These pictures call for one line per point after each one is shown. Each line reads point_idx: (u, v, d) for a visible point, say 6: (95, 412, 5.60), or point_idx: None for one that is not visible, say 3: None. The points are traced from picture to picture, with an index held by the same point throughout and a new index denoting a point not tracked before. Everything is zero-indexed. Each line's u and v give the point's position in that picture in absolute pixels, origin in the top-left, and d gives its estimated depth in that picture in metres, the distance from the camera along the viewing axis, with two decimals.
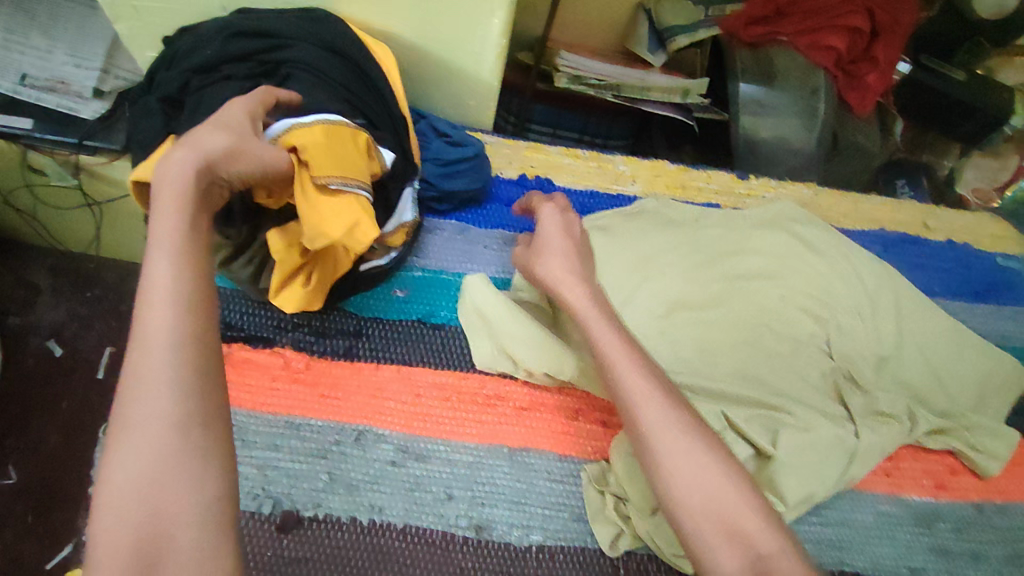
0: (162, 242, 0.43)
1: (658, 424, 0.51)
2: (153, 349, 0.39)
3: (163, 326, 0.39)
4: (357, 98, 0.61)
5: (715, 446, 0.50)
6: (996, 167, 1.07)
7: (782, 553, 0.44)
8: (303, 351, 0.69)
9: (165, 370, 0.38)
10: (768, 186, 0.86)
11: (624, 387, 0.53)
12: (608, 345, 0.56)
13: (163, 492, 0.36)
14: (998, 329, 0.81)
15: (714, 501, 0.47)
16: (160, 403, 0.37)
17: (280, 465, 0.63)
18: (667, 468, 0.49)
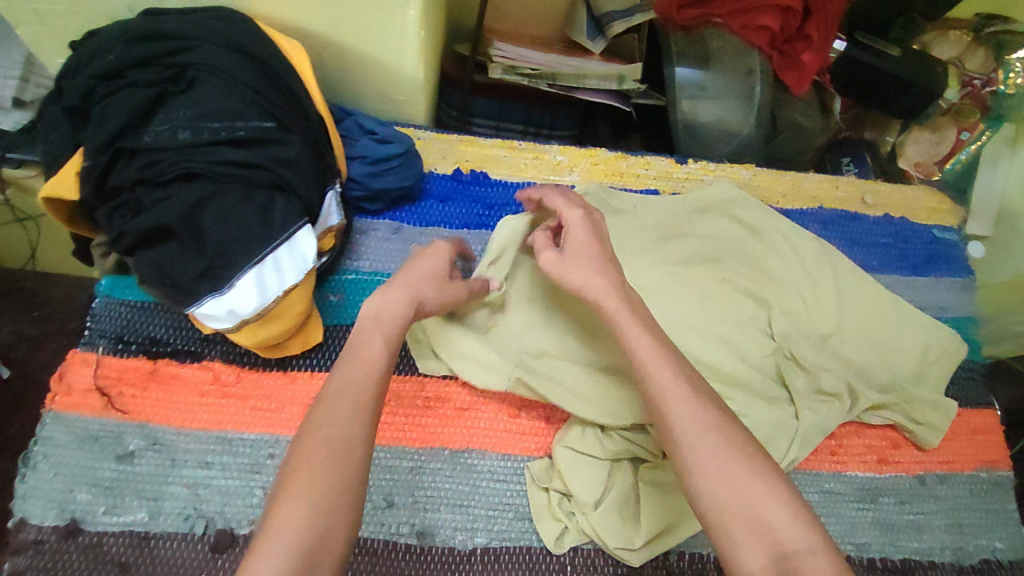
0: (381, 325, 0.54)
1: (687, 420, 0.49)
2: (350, 403, 0.48)
3: (357, 389, 0.49)
4: (267, 102, 0.60)
5: (742, 442, 0.48)
6: (937, 141, 1.07)
7: (811, 551, 0.43)
8: (233, 364, 0.66)
9: (356, 424, 0.48)
10: (706, 169, 0.85)
11: (651, 381, 0.52)
12: (639, 344, 0.55)
13: (332, 522, 0.43)
14: (935, 302, 0.82)
15: (743, 497, 0.45)
16: (350, 450, 0.46)
17: (213, 484, 0.61)
18: (689, 464, 0.48)
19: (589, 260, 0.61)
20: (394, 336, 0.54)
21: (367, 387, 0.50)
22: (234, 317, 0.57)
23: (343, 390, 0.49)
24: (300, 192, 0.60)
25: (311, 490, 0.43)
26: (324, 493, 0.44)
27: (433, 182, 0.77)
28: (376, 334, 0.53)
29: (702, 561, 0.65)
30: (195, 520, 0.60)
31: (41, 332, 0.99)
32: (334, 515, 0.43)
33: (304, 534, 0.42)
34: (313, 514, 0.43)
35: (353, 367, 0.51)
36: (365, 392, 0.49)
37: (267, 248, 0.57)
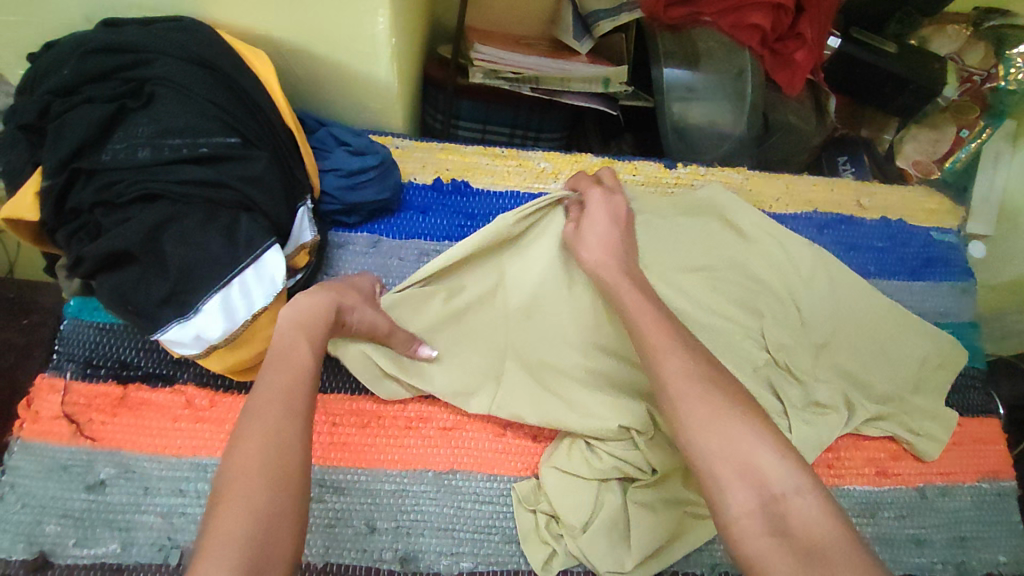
0: (306, 334, 0.54)
1: (675, 370, 0.50)
2: (280, 410, 0.48)
3: (284, 394, 0.49)
4: (231, 117, 0.58)
5: (728, 391, 0.49)
6: (935, 139, 1.04)
7: (799, 492, 0.43)
8: (206, 388, 0.64)
9: (293, 428, 0.48)
10: (697, 173, 0.82)
11: (646, 334, 0.54)
12: (637, 307, 0.57)
13: (278, 522, 0.43)
14: (934, 307, 0.79)
15: (729, 445, 0.45)
16: (286, 455, 0.46)
17: (188, 512, 0.59)
18: (682, 413, 0.48)
19: (601, 238, 0.65)
20: (314, 342, 0.54)
21: (299, 394, 0.50)
22: (201, 342, 0.55)
23: (275, 397, 0.49)
24: (266, 210, 0.58)
25: (251, 496, 0.43)
26: (269, 497, 0.44)
27: (412, 193, 0.75)
28: (303, 341, 0.54)
29: None
30: (169, 550, 0.58)
31: (26, 345, 0.95)
32: (279, 516, 0.43)
33: (251, 536, 0.41)
34: (259, 516, 0.42)
35: (277, 377, 0.51)
36: (299, 398, 0.50)
37: (232, 272, 0.54)
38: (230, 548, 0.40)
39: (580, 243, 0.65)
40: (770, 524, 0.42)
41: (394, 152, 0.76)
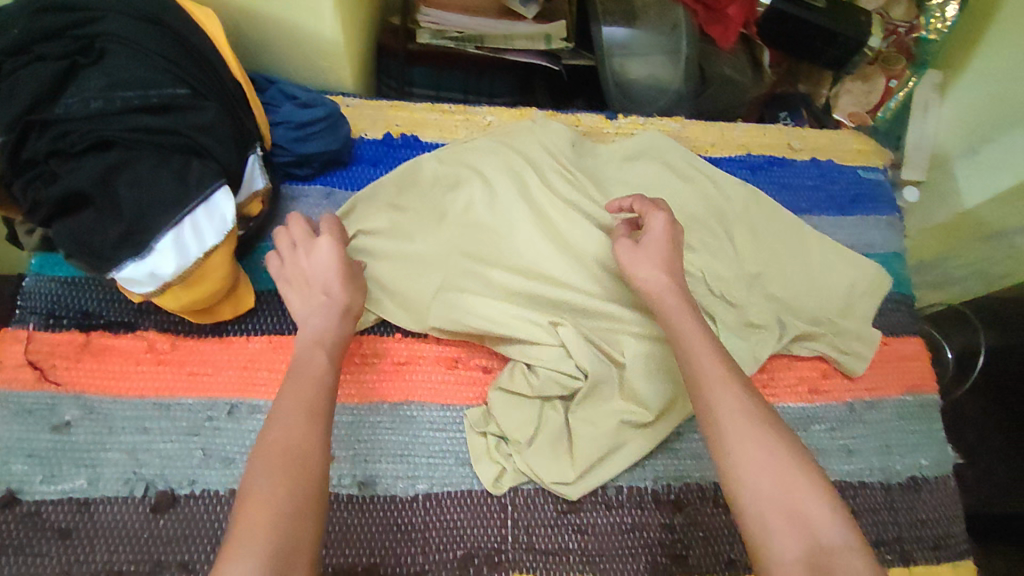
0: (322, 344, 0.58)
1: (731, 410, 0.51)
2: (305, 417, 0.51)
3: (309, 400, 0.52)
4: (183, 71, 0.60)
5: (781, 433, 0.50)
6: (867, 91, 1.10)
7: (848, 549, 0.45)
8: (167, 333, 0.67)
9: (314, 435, 0.50)
10: (636, 123, 0.86)
11: (699, 369, 0.54)
12: (693, 337, 0.56)
13: (297, 526, 0.45)
14: (864, 239, 0.84)
15: (781, 492, 0.47)
16: (312, 464, 0.48)
17: (152, 448, 0.62)
18: (735, 456, 0.49)
19: (649, 253, 0.62)
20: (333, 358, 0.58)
21: (318, 400, 0.52)
22: (156, 279, 0.57)
23: (297, 403, 0.52)
24: (219, 157, 0.61)
25: (276, 498, 0.45)
26: (292, 501, 0.45)
27: (363, 147, 0.77)
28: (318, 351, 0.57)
29: (639, 493, 0.68)
30: (135, 482, 0.61)
31: None
32: (299, 524, 0.45)
33: (271, 540, 0.43)
34: (281, 520, 0.44)
35: (300, 385, 0.53)
36: (318, 406, 0.52)
37: (183, 210, 0.57)
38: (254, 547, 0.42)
39: (627, 254, 0.63)
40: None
41: (345, 109, 0.79)
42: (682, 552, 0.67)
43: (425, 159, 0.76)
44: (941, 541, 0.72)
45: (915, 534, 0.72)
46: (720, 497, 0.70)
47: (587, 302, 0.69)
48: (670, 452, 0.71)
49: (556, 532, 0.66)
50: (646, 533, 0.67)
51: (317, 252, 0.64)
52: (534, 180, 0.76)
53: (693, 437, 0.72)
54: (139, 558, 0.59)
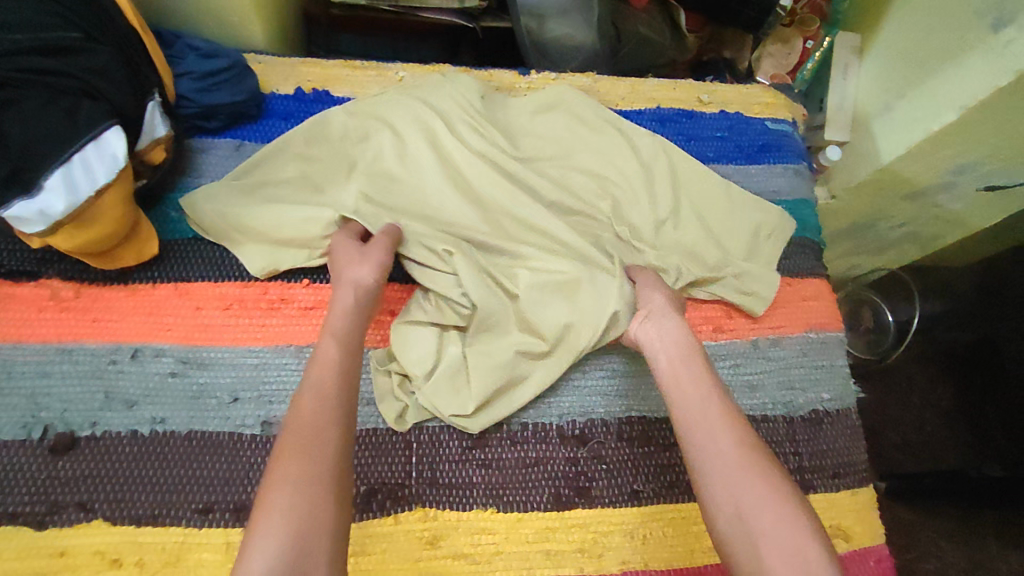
0: (330, 332, 0.60)
1: (727, 458, 0.55)
2: (315, 399, 0.54)
3: (320, 383, 0.56)
4: (72, 14, 0.59)
5: (780, 479, 0.54)
6: (787, 53, 1.15)
7: None
8: (71, 280, 0.67)
9: (325, 416, 0.53)
10: (548, 78, 0.88)
11: (695, 424, 0.58)
12: (692, 393, 0.60)
13: (320, 504, 0.48)
14: (770, 186, 0.87)
15: (784, 534, 0.50)
16: (327, 441, 0.52)
17: (52, 392, 0.63)
18: (733, 499, 0.53)
19: (658, 309, 0.68)
20: (344, 343, 0.60)
21: (329, 383, 0.56)
22: (47, 217, 0.57)
23: (309, 390, 0.55)
24: (111, 98, 0.60)
25: (298, 477, 0.49)
26: (309, 478, 0.49)
27: (275, 102, 0.78)
28: (328, 340, 0.60)
29: (543, 430, 0.70)
30: (33, 425, 0.62)
31: None
32: (320, 502, 0.48)
33: (292, 522, 0.46)
34: (302, 494, 0.48)
35: (316, 370, 0.57)
36: (330, 389, 0.55)
37: (72, 148, 0.57)
38: (277, 526, 0.46)
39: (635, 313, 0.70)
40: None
41: (256, 65, 0.80)
42: (585, 484, 0.69)
43: (334, 111, 0.77)
44: (841, 470, 0.75)
45: (815, 464, 0.74)
46: (623, 431, 0.71)
47: (490, 239, 0.73)
48: (575, 390, 0.72)
49: (460, 467, 0.67)
50: (550, 467, 0.69)
51: (337, 244, 0.68)
52: (441, 132, 0.77)
53: (598, 374, 0.74)
54: (37, 499, 0.59)
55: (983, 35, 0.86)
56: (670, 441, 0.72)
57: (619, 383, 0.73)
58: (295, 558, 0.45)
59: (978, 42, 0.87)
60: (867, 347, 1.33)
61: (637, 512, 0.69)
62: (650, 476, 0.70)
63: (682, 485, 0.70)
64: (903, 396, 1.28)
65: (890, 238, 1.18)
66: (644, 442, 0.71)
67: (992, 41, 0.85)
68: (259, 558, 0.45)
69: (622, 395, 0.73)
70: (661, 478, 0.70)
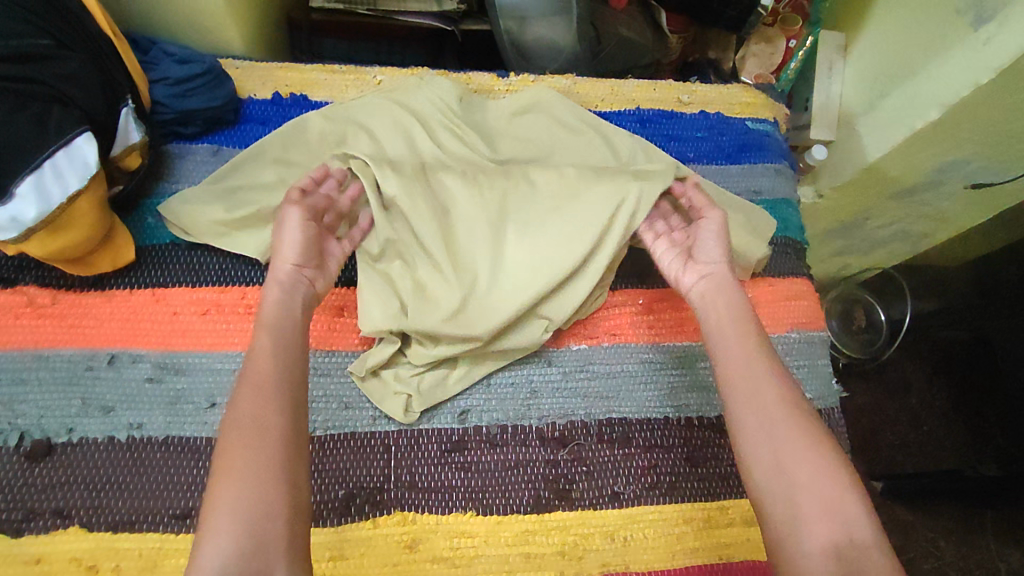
0: (267, 325, 0.58)
1: (772, 404, 0.56)
2: (255, 388, 0.53)
3: (260, 373, 0.54)
4: (42, 22, 0.59)
5: (820, 432, 0.54)
6: (771, 53, 1.15)
7: (872, 545, 0.48)
8: (49, 287, 0.67)
9: (265, 407, 0.51)
10: (527, 80, 0.88)
11: (742, 371, 0.59)
12: (739, 342, 0.61)
13: (267, 496, 0.47)
14: (751, 185, 0.87)
15: (820, 483, 0.51)
16: (269, 432, 0.50)
17: (29, 399, 0.63)
18: (774, 444, 0.54)
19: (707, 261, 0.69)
20: (278, 334, 0.58)
21: (268, 374, 0.54)
22: (18, 224, 0.57)
23: (245, 380, 0.53)
24: (82, 104, 0.60)
25: (241, 470, 0.48)
26: (254, 472, 0.48)
27: (252, 107, 0.78)
28: (263, 334, 0.57)
29: (523, 432, 0.70)
30: (10, 431, 0.62)
31: None
32: (268, 494, 0.47)
33: (243, 516, 0.45)
34: (247, 488, 0.47)
35: (253, 361, 0.55)
36: (268, 383, 0.53)
37: (41, 155, 0.57)
38: (227, 526, 0.45)
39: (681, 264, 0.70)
40: (840, 560, 0.47)
41: (233, 70, 0.80)
42: (566, 486, 0.68)
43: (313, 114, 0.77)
44: None
45: None
46: (604, 433, 0.71)
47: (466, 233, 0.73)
48: (555, 391, 0.72)
49: (439, 471, 0.67)
50: (530, 470, 0.68)
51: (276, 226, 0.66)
52: (417, 133, 0.78)
53: (579, 374, 0.73)
54: (13, 506, 0.59)
55: (963, 33, 0.86)
56: (651, 442, 0.71)
57: (601, 382, 0.73)
58: (247, 560, 0.44)
59: (959, 37, 0.87)
60: (859, 346, 1.29)
61: (619, 514, 0.68)
62: (632, 478, 0.70)
63: (664, 486, 0.70)
64: (898, 396, 1.28)
65: (879, 237, 1.17)
66: (626, 444, 0.71)
67: (971, 39, 0.85)
68: (213, 555, 0.44)
69: (603, 395, 0.73)
70: (643, 479, 0.70)
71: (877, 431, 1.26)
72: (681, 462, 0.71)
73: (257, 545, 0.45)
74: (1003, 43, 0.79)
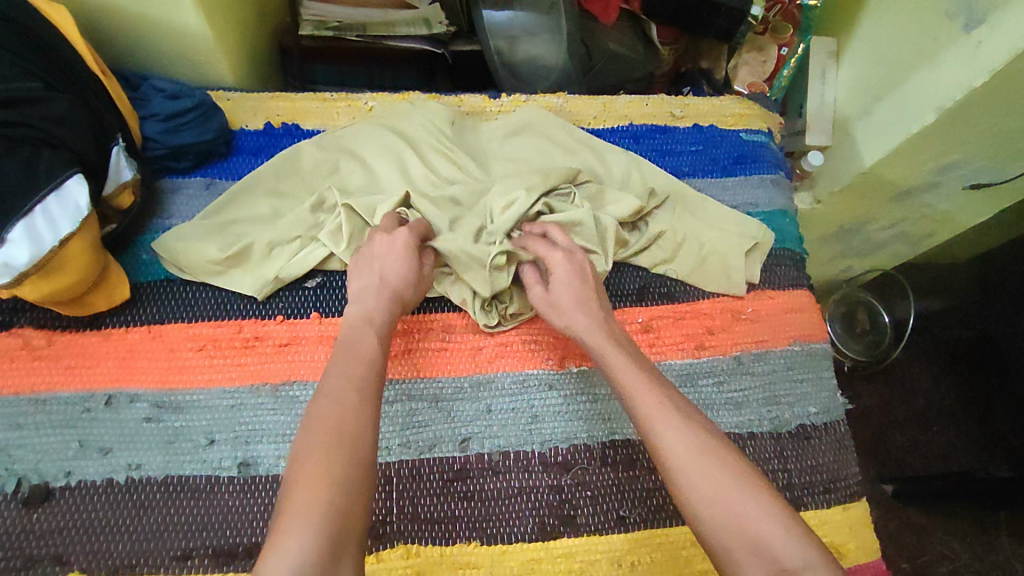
0: (371, 323, 0.62)
1: (671, 440, 0.55)
2: (353, 387, 0.55)
3: (360, 373, 0.57)
4: (28, 65, 0.59)
5: (726, 460, 0.54)
6: (762, 61, 1.15)
7: (808, 565, 0.48)
8: (44, 328, 0.67)
9: (363, 404, 0.54)
10: (518, 101, 0.88)
11: (638, 410, 0.59)
12: (629, 377, 0.61)
13: (354, 482, 0.49)
14: (747, 198, 0.87)
15: (735, 522, 0.50)
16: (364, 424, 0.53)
17: (26, 443, 0.63)
18: (686, 486, 0.53)
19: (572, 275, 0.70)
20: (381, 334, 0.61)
21: (367, 374, 0.57)
22: (11, 269, 0.57)
23: (349, 377, 0.56)
24: (73, 146, 0.60)
25: (337, 454, 0.49)
26: (347, 454, 0.50)
27: (244, 138, 0.78)
28: (369, 335, 0.61)
29: (525, 458, 0.69)
30: (7, 478, 0.61)
31: None
32: (356, 483, 0.49)
33: (332, 495, 0.47)
34: (336, 471, 0.49)
35: (349, 360, 0.58)
36: (366, 379, 0.56)
37: (33, 199, 0.57)
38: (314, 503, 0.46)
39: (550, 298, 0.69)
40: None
41: (224, 103, 0.80)
42: (570, 512, 0.67)
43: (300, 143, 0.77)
44: (832, 486, 0.74)
45: (805, 478, 0.73)
46: (607, 456, 0.70)
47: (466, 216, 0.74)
48: (556, 416, 0.71)
49: (443, 501, 0.66)
50: (533, 496, 0.67)
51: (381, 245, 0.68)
52: (402, 149, 0.78)
53: (579, 398, 0.72)
54: (11, 554, 0.59)
55: (955, 36, 0.85)
56: (656, 464, 0.71)
57: (602, 405, 0.72)
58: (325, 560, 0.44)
59: (951, 40, 0.86)
60: (864, 348, 1.27)
61: (625, 538, 0.67)
62: (636, 501, 0.69)
63: (670, 508, 0.69)
64: (905, 398, 1.27)
65: (880, 239, 1.17)
66: (629, 466, 0.70)
67: (963, 42, 0.84)
68: (302, 522, 0.45)
69: (605, 419, 0.72)
70: (647, 502, 0.69)
71: (885, 433, 1.25)
72: None
73: (341, 526, 0.46)
74: (995, 45, 0.78)
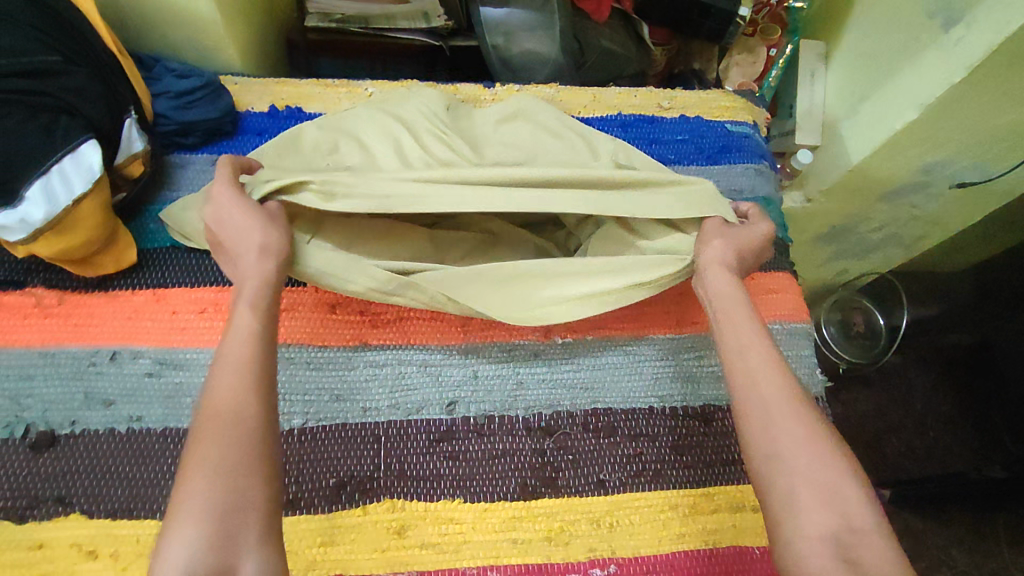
0: (246, 301, 0.60)
1: (774, 388, 0.58)
2: (235, 375, 0.54)
3: (236, 359, 0.56)
4: (51, 39, 0.63)
5: (818, 418, 0.57)
6: (752, 62, 1.19)
7: (872, 530, 0.51)
8: (55, 289, 0.70)
9: (246, 397, 0.53)
10: (511, 91, 0.93)
11: (740, 356, 0.62)
12: (743, 324, 0.64)
13: (245, 483, 0.49)
14: (733, 183, 0.90)
15: (821, 473, 0.53)
16: (243, 412, 0.52)
17: (34, 393, 0.66)
18: (772, 430, 0.56)
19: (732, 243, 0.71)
20: (258, 311, 0.60)
21: (249, 358, 0.56)
22: (27, 225, 0.61)
23: (229, 367, 0.55)
24: (89, 115, 0.65)
25: (223, 455, 0.50)
26: (227, 455, 0.50)
27: (250, 119, 0.83)
28: (245, 312, 0.59)
29: (510, 422, 0.72)
30: (15, 424, 0.65)
31: None
32: (243, 486, 0.49)
33: (215, 504, 0.48)
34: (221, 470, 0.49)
35: (231, 346, 0.57)
36: (246, 364, 0.55)
37: (50, 160, 0.61)
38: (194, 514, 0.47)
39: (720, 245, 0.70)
40: (840, 550, 0.50)
41: (233, 86, 0.85)
42: (552, 474, 0.70)
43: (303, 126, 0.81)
44: None
45: None
46: (591, 422, 0.73)
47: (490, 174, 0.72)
48: (544, 383, 0.74)
49: (428, 459, 0.69)
50: (516, 458, 0.70)
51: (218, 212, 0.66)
52: (396, 128, 0.81)
53: (565, 367, 0.75)
54: (17, 495, 0.62)
55: (935, 35, 0.88)
56: (636, 431, 0.73)
57: (586, 374, 0.75)
58: (218, 547, 0.47)
59: (930, 39, 0.89)
60: (860, 352, 1.29)
61: (603, 501, 0.69)
62: (618, 466, 0.71)
63: (649, 474, 0.71)
64: (901, 400, 1.27)
65: (873, 240, 1.19)
66: (611, 433, 0.72)
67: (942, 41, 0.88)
68: (183, 538, 0.46)
69: (588, 386, 0.75)
70: (628, 467, 0.71)
71: (883, 437, 1.25)
72: (666, 449, 0.73)
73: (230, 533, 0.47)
74: (972, 43, 0.82)
